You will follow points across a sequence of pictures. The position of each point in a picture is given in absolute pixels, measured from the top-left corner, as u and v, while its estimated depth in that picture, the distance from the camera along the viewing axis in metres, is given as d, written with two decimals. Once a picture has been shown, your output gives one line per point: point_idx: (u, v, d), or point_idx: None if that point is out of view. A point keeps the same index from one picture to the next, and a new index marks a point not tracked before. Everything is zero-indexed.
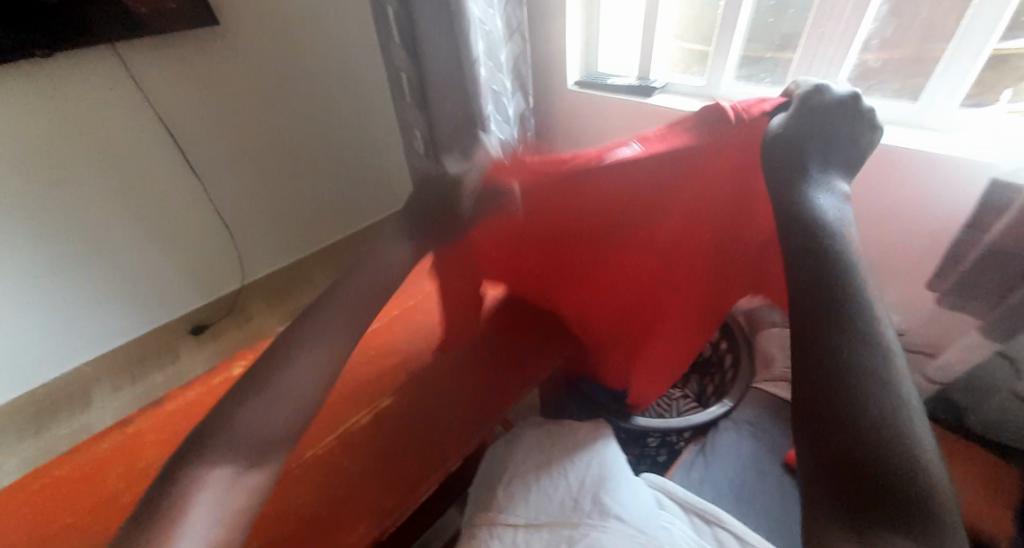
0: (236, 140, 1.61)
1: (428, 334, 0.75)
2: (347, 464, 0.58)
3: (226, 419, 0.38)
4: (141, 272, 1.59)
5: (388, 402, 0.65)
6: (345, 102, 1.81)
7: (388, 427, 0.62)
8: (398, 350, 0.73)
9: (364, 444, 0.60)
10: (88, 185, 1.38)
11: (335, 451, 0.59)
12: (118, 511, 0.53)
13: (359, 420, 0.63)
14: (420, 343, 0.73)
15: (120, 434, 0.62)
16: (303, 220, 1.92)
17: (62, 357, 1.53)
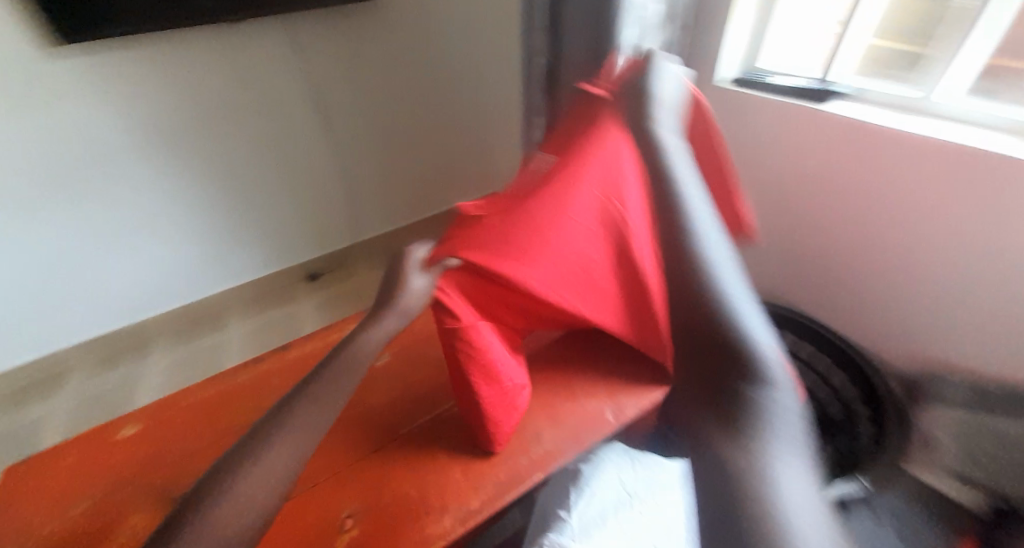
0: (369, 114, 1.74)
1: None
2: (437, 455, 0.62)
3: (221, 484, 0.43)
4: (276, 223, 1.80)
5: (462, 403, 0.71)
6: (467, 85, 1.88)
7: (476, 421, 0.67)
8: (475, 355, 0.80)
9: (448, 440, 0.64)
10: (249, 138, 1.58)
11: (422, 442, 0.65)
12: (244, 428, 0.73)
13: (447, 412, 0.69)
14: None
15: (255, 368, 0.84)
16: (412, 195, 2.05)
17: (210, 284, 1.80)
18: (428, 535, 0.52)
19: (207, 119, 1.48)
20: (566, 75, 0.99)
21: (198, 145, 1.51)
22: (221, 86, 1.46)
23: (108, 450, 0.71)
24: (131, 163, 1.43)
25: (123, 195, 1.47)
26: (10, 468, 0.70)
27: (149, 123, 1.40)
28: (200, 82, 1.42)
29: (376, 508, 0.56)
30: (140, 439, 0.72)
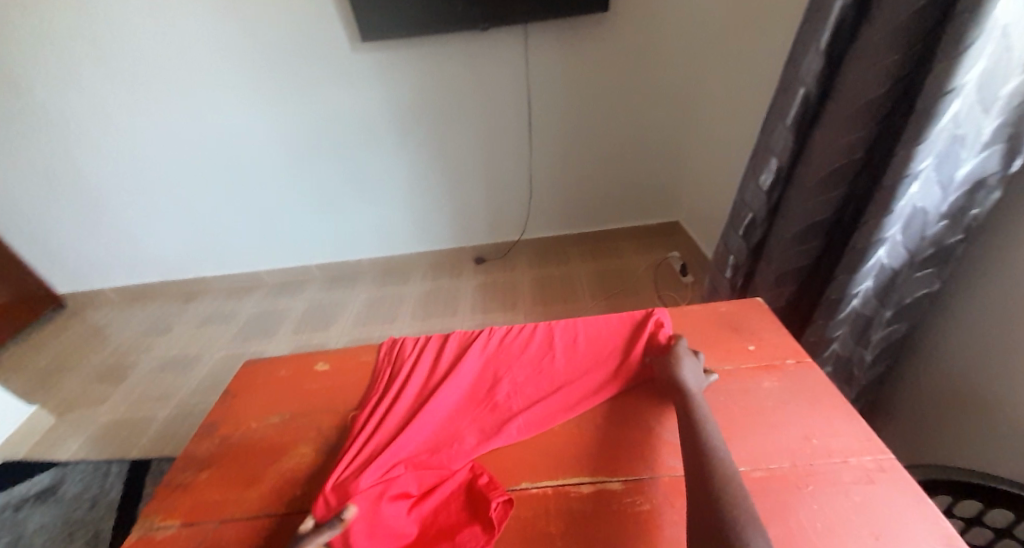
0: (568, 121, 1.87)
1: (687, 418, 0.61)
2: (551, 537, 0.50)
3: None
4: (467, 205, 2.07)
5: (588, 487, 0.55)
6: (668, 108, 1.85)
7: (624, 521, 0.50)
8: (641, 428, 0.61)
9: (570, 520, 0.51)
10: (465, 129, 1.87)
11: (538, 512, 0.53)
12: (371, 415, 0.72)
13: (580, 489, 0.55)
14: (673, 426, 0.60)
15: (397, 355, 0.83)
16: (588, 205, 2.09)
17: (403, 244, 2.18)
18: None
19: (440, 109, 1.83)
20: (826, 121, 0.68)
21: (430, 128, 1.87)
22: (458, 84, 1.77)
23: (299, 379, 0.83)
24: (384, 135, 1.88)
25: (373, 161, 1.94)
26: (243, 367, 0.89)
27: (404, 107, 1.82)
28: (445, 77, 1.76)
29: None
30: (321, 379, 0.82)
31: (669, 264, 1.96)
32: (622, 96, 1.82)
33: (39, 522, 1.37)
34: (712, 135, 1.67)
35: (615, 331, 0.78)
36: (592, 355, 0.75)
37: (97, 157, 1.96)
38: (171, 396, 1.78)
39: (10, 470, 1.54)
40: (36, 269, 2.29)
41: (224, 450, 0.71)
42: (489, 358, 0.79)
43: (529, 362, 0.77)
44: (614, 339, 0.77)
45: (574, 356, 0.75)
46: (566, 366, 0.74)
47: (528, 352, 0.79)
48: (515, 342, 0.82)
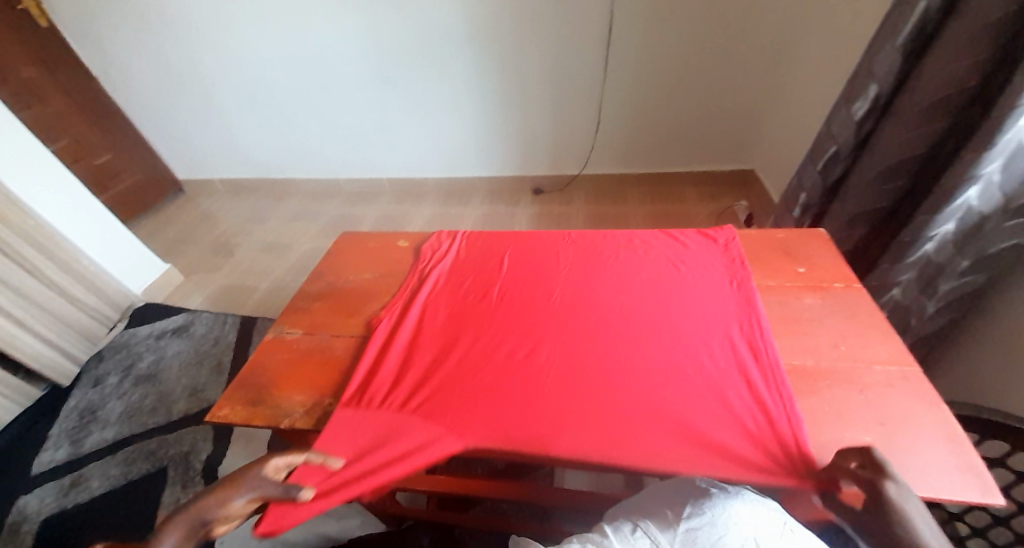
0: (653, 49, 1.75)
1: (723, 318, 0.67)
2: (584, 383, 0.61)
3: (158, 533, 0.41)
4: (532, 134, 2.08)
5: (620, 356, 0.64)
6: (770, 39, 1.66)
7: (647, 384, 0.60)
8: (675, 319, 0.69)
9: (600, 376, 0.62)
10: (541, 51, 1.83)
11: (575, 368, 0.64)
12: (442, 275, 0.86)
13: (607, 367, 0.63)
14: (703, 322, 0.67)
15: (466, 238, 0.94)
16: (661, 144, 2.01)
17: (468, 166, 2.27)
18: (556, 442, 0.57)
19: (518, 30, 1.79)
20: (947, 40, 0.63)
21: (503, 49, 1.85)
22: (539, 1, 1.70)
23: (385, 249, 0.98)
24: (460, 54, 1.90)
25: (448, 80, 1.99)
26: (340, 237, 1.05)
27: (478, 25, 1.80)
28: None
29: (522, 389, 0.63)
30: (402, 252, 0.96)
31: (734, 213, 1.88)
32: (720, 21, 1.65)
33: (176, 350, 1.78)
34: (812, 75, 1.49)
35: (671, 304, 0.70)
36: (632, 326, 0.68)
37: (209, 57, 2.17)
38: (268, 272, 2.10)
39: (153, 311, 1.95)
40: (162, 156, 2.66)
41: (330, 290, 0.89)
42: (520, 303, 0.76)
43: (560, 317, 0.72)
44: (667, 310, 0.69)
45: (610, 322, 0.69)
46: (599, 331, 0.68)
47: (560, 304, 0.74)
48: (552, 293, 0.76)
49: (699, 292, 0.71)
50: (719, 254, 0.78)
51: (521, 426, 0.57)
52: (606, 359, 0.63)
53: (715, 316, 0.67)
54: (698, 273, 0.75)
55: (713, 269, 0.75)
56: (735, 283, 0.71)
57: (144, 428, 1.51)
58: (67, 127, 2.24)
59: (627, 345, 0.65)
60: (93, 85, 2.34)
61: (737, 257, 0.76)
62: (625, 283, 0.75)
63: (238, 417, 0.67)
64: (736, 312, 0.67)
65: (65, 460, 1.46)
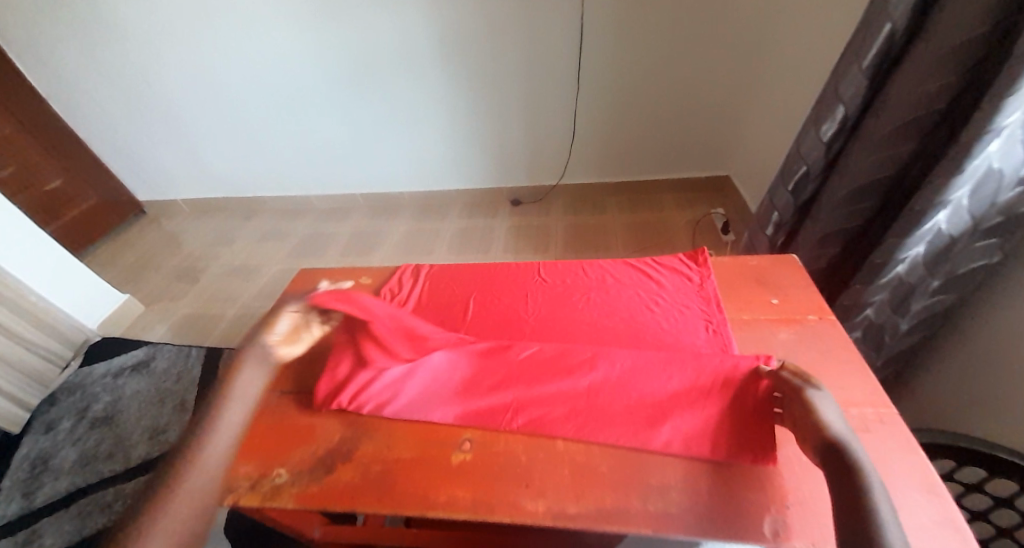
0: (624, 58, 1.74)
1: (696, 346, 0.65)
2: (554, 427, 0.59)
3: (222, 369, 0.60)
4: (509, 145, 2.04)
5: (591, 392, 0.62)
6: (736, 48, 1.67)
7: (618, 425, 0.57)
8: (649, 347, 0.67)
9: (570, 416, 0.59)
10: (511, 63, 1.80)
11: (544, 410, 0.61)
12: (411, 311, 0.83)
13: (576, 405, 0.60)
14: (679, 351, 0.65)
15: (435, 272, 0.92)
16: (636, 152, 2.00)
17: (442, 180, 2.22)
18: (522, 506, 0.51)
19: (488, 42, 1.75)
20: (913, 63, 0.62)
21: (477, 59, 1.81)
22: (507, 13, 1.68)
23: (348, 288, 0.93)
24: (431, 67, 1.85)
25: (419, 93, 1.94)
26: (301, 272, 1.01)
27: (450, 35, 1.75)
28: (493, 8, 1.67)
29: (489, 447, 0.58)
30: (366, 289, 0.91)
31: (711, 221, 1.88)
32: (688, 30, 1.65)
33: (137, 388, 1.65)
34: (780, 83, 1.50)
35: (639, 335, 0.68)
36: (601, 361, 0.66)
37: (166, 74, 2.07)
38: (235, 298, 2.00)
39: (111, 345, 1.81)
40: (119, 177, 2.51)
41: None
42: (487, 340, 0.73)
43: (527, 354, 0.69)
44: (637, 343, 0.67)
45: (578, 358, 0.67)
46: (567, 367, 0.66)
47: (528, 341, 0.72)
48: (521, 327, 0.74)
49: (671, 327, 0.68)
50: (691, 288, 0.75)
51: (484, 492, 0.53)
52: (574, 400, 0.61)
53: (688, 352, 0.64)
54: (670, 309, 0.72)
55: (685, 306, 0.72)
56: (707, 322, 0.68)
57: (103, 477, 1.38)
58: (12, 150, 2.07)
59: (599, 390, 0.61)
60: (40, 105, 2.18)
61: (710, 292, 0.73)
62: (593, 314, 0.74)
63: None
64: (708, 348, 0.64)
65: (14, 517, 1.32)
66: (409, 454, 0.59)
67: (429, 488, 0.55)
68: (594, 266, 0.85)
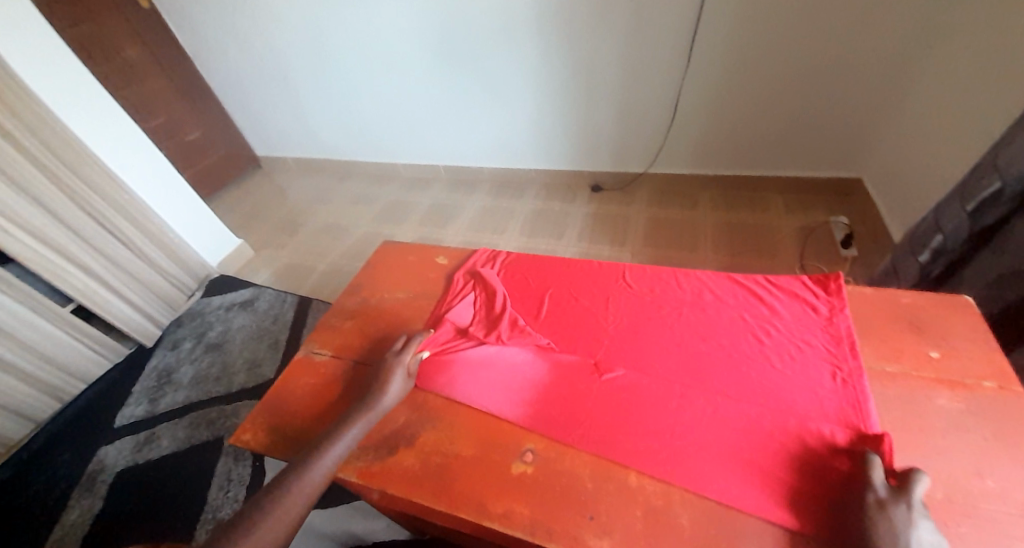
0: (751, 38, 1.46)
1: (804, 393, 0.61)
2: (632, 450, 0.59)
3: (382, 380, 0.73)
4: (600, 126, 1.89)
5: (679, 421, 0.61)
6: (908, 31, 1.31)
7: (702, 462, 0.56)
8: (751, 383, 0.64)
9: (652, 443, 0.60)
10: (612, 44, 1.62)
11: (625, 430, 0.62)
12: (518, 295, 0.88)
13: (659, 431, 0.61)
14: (787, 394, 0.62)
15: (542, 258, 0.97)
16: (748, 145, 1.74)
17: (524, 158, 2.16)
18: (582, 542, 0.52)
19: (591, 19, 1.57)
20: None
21: (574, 36, 1.64)
22: None
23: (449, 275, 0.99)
24: (525, 41, 1.71)
25: (511, 71, 1.84)
26: (380, 247, 1.13)
27: (550, 6, 1.58)
28: None
29: (537, 463, 0.61)
30: (460, 276, 0.95)
31: (829, 232, 1.63)
32: (842, 11, 1.32)
33: (241, 323, 1.86)
34: (966, 82, 1.17)
35: (739, 368, 0.66)
36: (693, 386, 0.65)
37: (280, 41, 2.19)
38: (327, 255, 2.16)
39: (224, 283, 2.05)
40: (242, 133, 2.80)
41: (404, 313, 0.93)
42: (577, 340, 0.76)
43: (615, 363, 0.71)
44: (735, 376, 0.65)
45: (668, 379, 0.67)
46: (656, 384, 0.67)
47: (618, 350, 0.73)
48: (613, 334, 0.76)
49: (789, 362, 0.65)
50: (813, 322, 0.71)
51: (552, 509, 0.56)
52: (656, 422, 0.62)
53: (811, 393, 0.61)
54: (788, 343, 0.68)
55: (807, 342, 0.68)
56: (834, 365, 0.64)
57: (209, 396, 1.59)
58: (161, 104, 2.34)
59: (713, 418, 0.61)
60: (184, 62, 2.42)
61: (838, 331, 0.69)
62: (689, 335, 0.73)
63: (262, 443, 0.75)
64: (835, 393, 0.60)
65: (141, 417, 1.57)
66: (462, 455, 0.64)
67: (477, 496, 0.59)
68: (697, 280, 0.83)
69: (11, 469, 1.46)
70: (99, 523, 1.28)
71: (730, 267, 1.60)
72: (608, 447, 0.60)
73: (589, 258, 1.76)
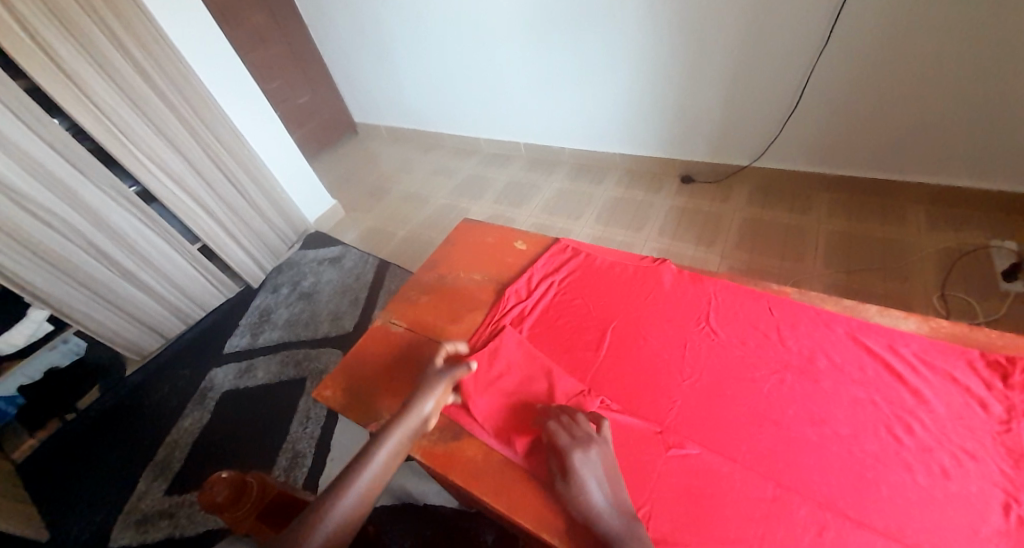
0: (913, 18, 1.20)
1: (956, 529, 0.49)
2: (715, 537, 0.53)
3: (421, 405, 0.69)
4: (700, 112, 1.71)
5: (780, 523, 0.53)
6: None
7: None
8: (883, 498, 0.53)
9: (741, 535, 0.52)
10: (731, 23, 1.43)
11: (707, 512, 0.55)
12: (585, 317, 0.84)
13: (752, 528, 0.53)
14: (932, 524, 0.50)
15: (626, 267, 0.92)
16: (885, 146, 1.47)
17: (611, 141, 2.04)
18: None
19: None
20: None
21: (687, 6, 1.46)
22: None
23: (536, 260, 0.98)
24: (627, 13, 1.58)
25: (610, 49, 1.71)
26: (459, 224, 1.13)
27: None
28: None
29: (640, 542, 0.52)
30: (545, 271, 0.94)
31: (985, 259, 1.34)
32: None
33: (329, 277, 2.02)
34: None
35: (867, 473, 0.55)
36: (802, 483, 0.56)
37: (382, 12, 2.25)
38: (407, 222, 2.24)
39: (318, 239, 2.23)
40: (344, 100, 2.98)
41: (477, 294, 0.93)
42: (657, 390, 0.70)
43: (704, 430, 0.64)
44: (860, 482, 0.55)
45: (768, 466, 0.58)
46: (755, 470, 0.58)
47: (709, 416, 0.65)
48: (703, 393, 0.68)
49: (941, 479, 0.53)
50: (979, 425, 0.58)
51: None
52: (750, 518, 0.54)
53: (971, 532, 0.49)
54: (939, 449, 0.56)
55: (969, 455, 0.55)
56: (1011, 495, 0.51)
57: (298, 340, 1.76)
58: (279, 69, 2.54)
59: (834, 539, 0.50)
60: (300, 30, 2.59)
61: (1019, 444, 0.55)
62: (803, 415, 0.62)
63: (337, 399, 0.80)
64: (1011, 537, 0.48)
65: (243, 349, 1.78)
66: (521, 456, 0.66)
67: (534, 503, 0.61)
68: (814, 341, 0.71)
69: (142, 374, 1.74)
70: (206, 433, 1.49)
71: (841, 285, 1.39)
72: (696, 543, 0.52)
73: (668, 255, 1.63)
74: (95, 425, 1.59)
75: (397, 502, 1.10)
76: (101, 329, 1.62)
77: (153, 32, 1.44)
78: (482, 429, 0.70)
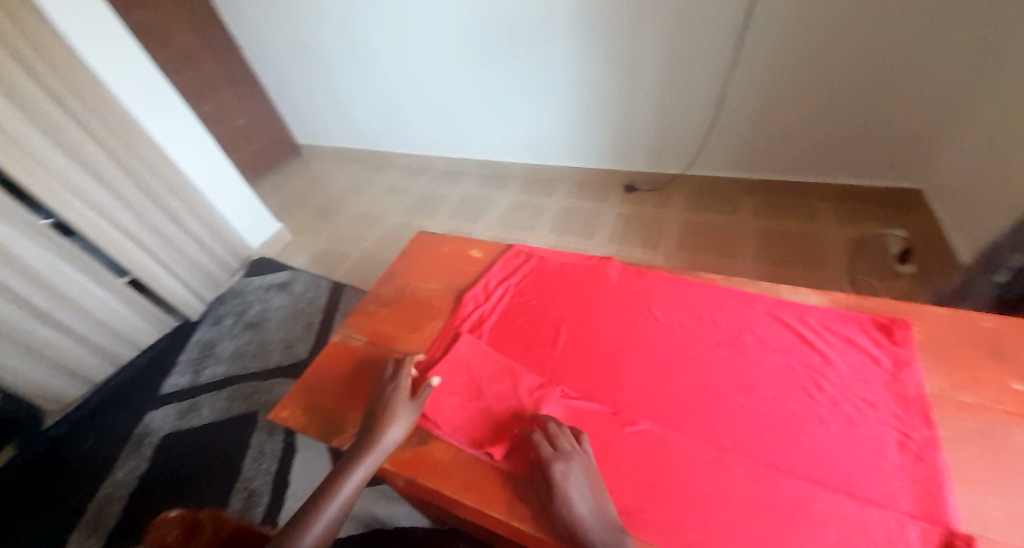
0: (802, 41, 1.39)
1: (863, 467, 0.57)
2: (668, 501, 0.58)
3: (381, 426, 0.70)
4: (635, 126, 1.84)
5: (722, 482, 0.58)
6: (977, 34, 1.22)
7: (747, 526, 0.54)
8: (805, 448, 0.60)
9: (690, 496, 0.58)
10: (654, 45, 1.58)
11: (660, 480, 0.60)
12: (540, 317, 0.88)
13: (699, 489, 0.58)
14: (845, 465, 0.58)
15: (576, 268, 0.98)
16: (793, 151, 1.66)
17: (557, 155, 2.14)
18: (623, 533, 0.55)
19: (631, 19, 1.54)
20: None
21: (614, 30, 1.59)
22: None
23: (491, 267, 1.01)
24: (561, 37, 1.69)
25: (548, 69, 1.82)
26: (414, 239, 1.15)
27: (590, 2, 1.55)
28: None
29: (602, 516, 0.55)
30: (500, 277, 0.98)
31: (883, 246, 1.54)
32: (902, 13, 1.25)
33: (279, 303, 1.94)
34: None
35: (790, 428, 0.63)
36: (738, 444, 0.62)
37: (322, 34, 2.25)
38: (360, 242, 2.21)
39: (265, 264, 2.14)
40: (285, 122, 2.90)
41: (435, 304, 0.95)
42: (610, 377, 0.75)
43: (652, 407, 0.69)
44: (785, 437, 0.62)
45: (710, 433, 0.64)
46: (697, 438, 0.64)
47: (656, 394, 0.71)
48: (650, 375, 0.73)
49: (848, 426, 0.62)
50: (874, 377, 0.67)
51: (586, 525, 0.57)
52: (696, 481, 0.59)
53: (874, 467, 0.57)
54: (845, 401, 0.65)
55: (869, 404, 0.64)
56: (903, 432, 0.60)
57: (248, 370, 1.68)
58: (213, 93, 2.45)
59: (766, 489, 0.57)
60: (235, 53, 2.53)
61: (906, 389, 0.64)
62: (735, 384, 0.69)
63: (296, 420, 0.78)
64: (904, 468, 0.56)
65: (185, 385, 1.66)
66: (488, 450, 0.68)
67: (503, 493, 0.63)
68: (739, 319, 0.79)
69: (67, 424, 1.58)
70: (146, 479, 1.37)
71: (770, 277, 1.54)
72: (651, 509, 0.57)
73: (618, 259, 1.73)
74: (13, 484, 1.42)
75: (366, 528, 1.07)
76: (14, 376, 1.45)
77: (70, 54, 1.36)
78: (448, 431, 0.72)
